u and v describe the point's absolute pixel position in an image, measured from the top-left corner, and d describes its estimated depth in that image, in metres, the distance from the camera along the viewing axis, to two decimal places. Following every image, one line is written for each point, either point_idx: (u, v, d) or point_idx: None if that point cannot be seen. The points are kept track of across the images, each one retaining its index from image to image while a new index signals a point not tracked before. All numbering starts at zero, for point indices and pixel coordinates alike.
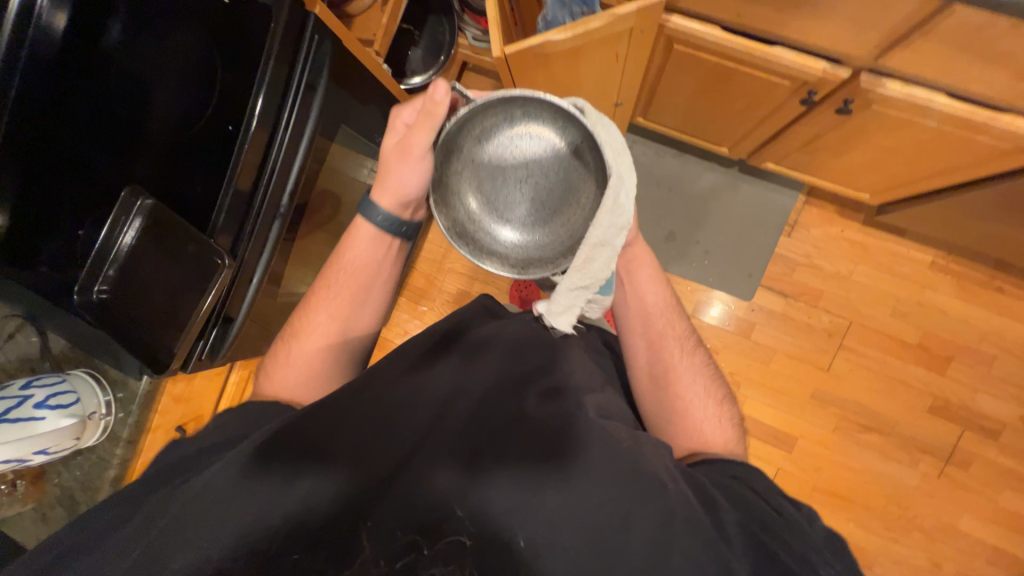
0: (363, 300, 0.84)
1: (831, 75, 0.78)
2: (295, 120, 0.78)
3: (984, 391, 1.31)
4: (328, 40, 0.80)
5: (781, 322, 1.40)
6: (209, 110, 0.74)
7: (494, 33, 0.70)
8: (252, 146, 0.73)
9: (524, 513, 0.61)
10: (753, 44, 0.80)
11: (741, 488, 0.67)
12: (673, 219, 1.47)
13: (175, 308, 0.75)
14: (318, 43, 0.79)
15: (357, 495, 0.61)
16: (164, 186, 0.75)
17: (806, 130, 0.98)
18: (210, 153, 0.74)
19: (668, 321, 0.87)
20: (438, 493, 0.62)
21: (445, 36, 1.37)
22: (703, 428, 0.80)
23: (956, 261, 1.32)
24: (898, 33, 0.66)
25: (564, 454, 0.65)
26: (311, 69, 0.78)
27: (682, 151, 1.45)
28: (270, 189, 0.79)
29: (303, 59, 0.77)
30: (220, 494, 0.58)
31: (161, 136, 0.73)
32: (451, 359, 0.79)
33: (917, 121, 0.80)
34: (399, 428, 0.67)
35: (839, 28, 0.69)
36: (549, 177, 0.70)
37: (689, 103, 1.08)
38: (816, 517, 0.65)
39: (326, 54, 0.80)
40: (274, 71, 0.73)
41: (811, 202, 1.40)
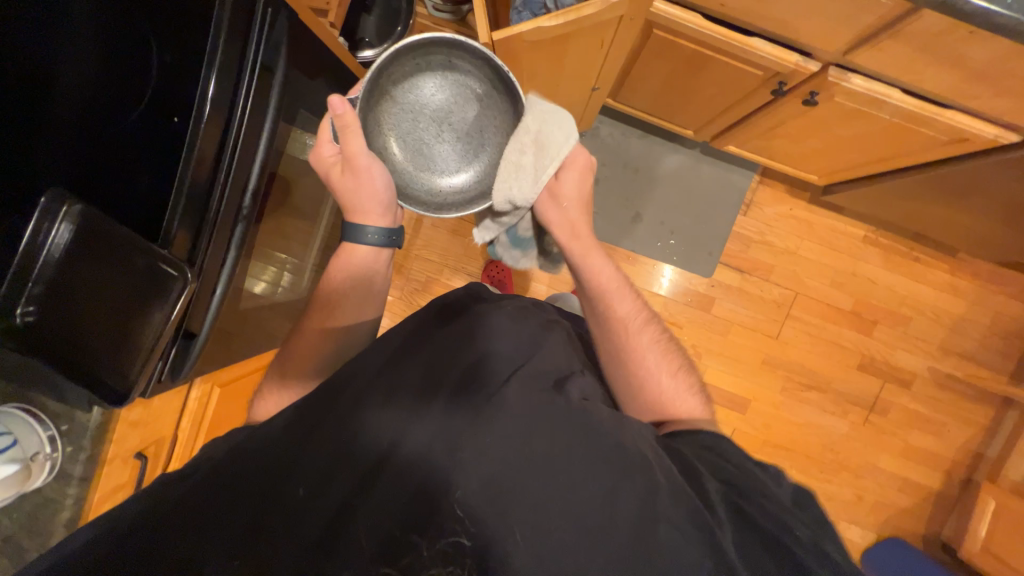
0: (356, 312, 0.82)
1: (801, 68, 0.81)
2: (252, 109, 0.68)
3: (902, 348, 1.49)
4: (283, 15, 0.71)
5: (737, 296, 1.50)
6: (147, 99, 0.63)
7: (481, 16, 0.65)
8: (204, 139, 0.64)
9: (508, 494, 0.56)
10: (733, 33, 0.80)
11: (715, 456, 0.64)
12: (639, 200, 1.50)
13: (127, 327, 0.66)
14: (273, 19, 0.69)
15: (346, 496, 0.56)
16: (100, 191, 0.65)
17: (771, 117, 1.02)
18: (152, 150, 0.64)
19: (616, 294, 0.83)
20: (418, 481, 0.57)
21: (402, 3, 1.25)
22: (664, 398, 0.76)
23: (884, 235, 1.46)
24: (869, 31, 0.69)
25: (544, 426, 0.61)
26: (267, 49, 0.68)
27: (647, 132, 1.47)
28: (228, 189, 0.69)
29: (256, 37, 0.67)
30: (205, 510, 0.54)
31: (87, 131, 0.62)
32: (438, 345, 0.74)
33: (872, 112, 0.86)
34: (374, 419, 0.63)
35: (816, 23, 0.71)
36: (450, 113, 0.82)
37: (661, 87, 1.08)
38: (789, 481, 0.63)
39: (282, 31, 0.70)
40: (224, 52, 0.63)
41: (765, 181, 1.47)
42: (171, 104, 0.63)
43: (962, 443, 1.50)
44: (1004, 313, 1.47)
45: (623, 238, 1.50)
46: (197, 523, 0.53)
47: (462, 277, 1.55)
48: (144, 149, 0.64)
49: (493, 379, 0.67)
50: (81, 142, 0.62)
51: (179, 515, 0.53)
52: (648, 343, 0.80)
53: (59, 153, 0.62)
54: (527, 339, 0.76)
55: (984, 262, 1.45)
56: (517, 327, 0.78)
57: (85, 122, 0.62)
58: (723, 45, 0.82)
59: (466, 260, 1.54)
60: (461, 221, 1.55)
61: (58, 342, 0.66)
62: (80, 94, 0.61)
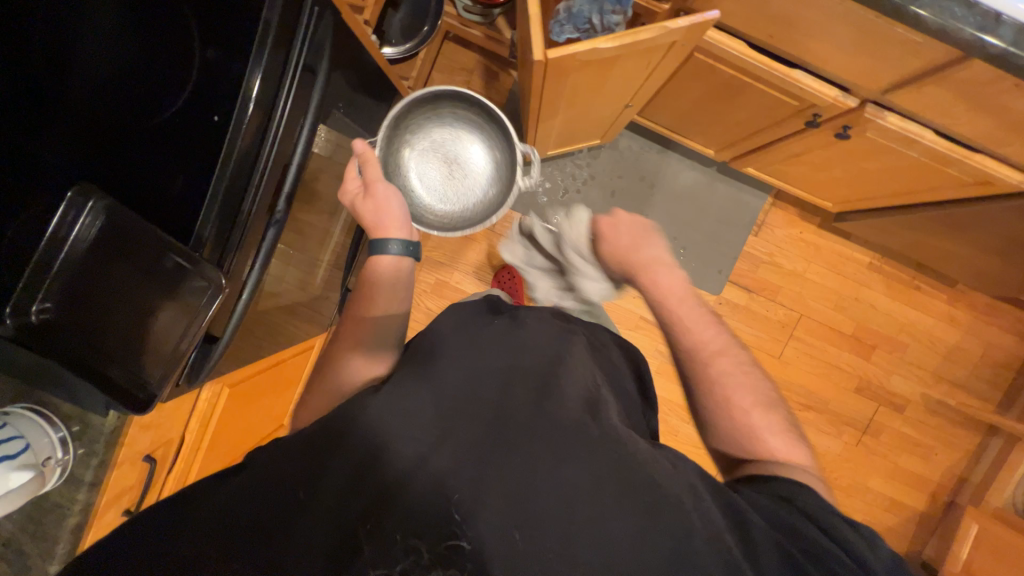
0: (379, 325, 0.81)
1: (839, 102, 0.82)
2: (291, 108, 0.64)
3: (897, 373, 1.54)
4: (330, 14, 0.68)
5: (743, 315, 1.52)
6: (188, 97, 0.61)
7: (536, 34, 0.63)
8: (244, 141, 0.61)
9: (541, 514, 0.55)
10: (776, 64, 0.80)
11: (790, 513, 0.58)
12: (654, 214, 1.50)
13: (148, 331, 0.63)
14: (319, 18, 0.66)
15: (356, 490, 0.54)
16: (132, 188, 0.62)
17: (797, 145, 1.03)
18: (190, 149, 0.61)
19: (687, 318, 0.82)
20: (447, 493, 0.55)
21: (431, 1, 1.22)
22: (751, 433, 0.71)
23: (888, 263, 1.50)
24: (912, 74, 0.70)
25: (579, 446, 0.60)
26: (312, 49, 0.65)
27: (665, 148, 1.47)
28: (260, 192, 0.64)
29: (302, 37, 0.64)
30: (228, 517, 0.52)
31: (132, 130, 0.61)
32: (476, 343, 0.73)
33: (901, 150, 0.88)
34: (402, 427, 0.59)
35: (861, 62, 0.72)
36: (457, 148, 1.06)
37: (690, 107, 1.08)
38: (880, 543, 0.56)
39: (327, 31, 0.68)
40: (272, 52, 0.60)
41: (777, 204, 1.49)
42: (207, 103, 0.61)
43: (948, 468, 1.56)
44: (995, 345, 1.52)
45: None
46: (218, 532, 0.51)
47: (471, 282, 1.53)
48: (179, 151, 0.61)
49: (523, 387, 0.67)
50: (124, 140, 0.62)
51: (202, 522, 0.51)
52: (732, 372, 0.76)
53: (104, 152, 0.62)
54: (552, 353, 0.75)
55: (980, 295, 1.50)
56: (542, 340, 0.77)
57: (131, 123, 0.61)
58: (764, 72, 0.82)
59: (477, 264, 1.52)
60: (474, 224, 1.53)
61: (79, 347, 0.63)
62: (133, 97, 0.61)
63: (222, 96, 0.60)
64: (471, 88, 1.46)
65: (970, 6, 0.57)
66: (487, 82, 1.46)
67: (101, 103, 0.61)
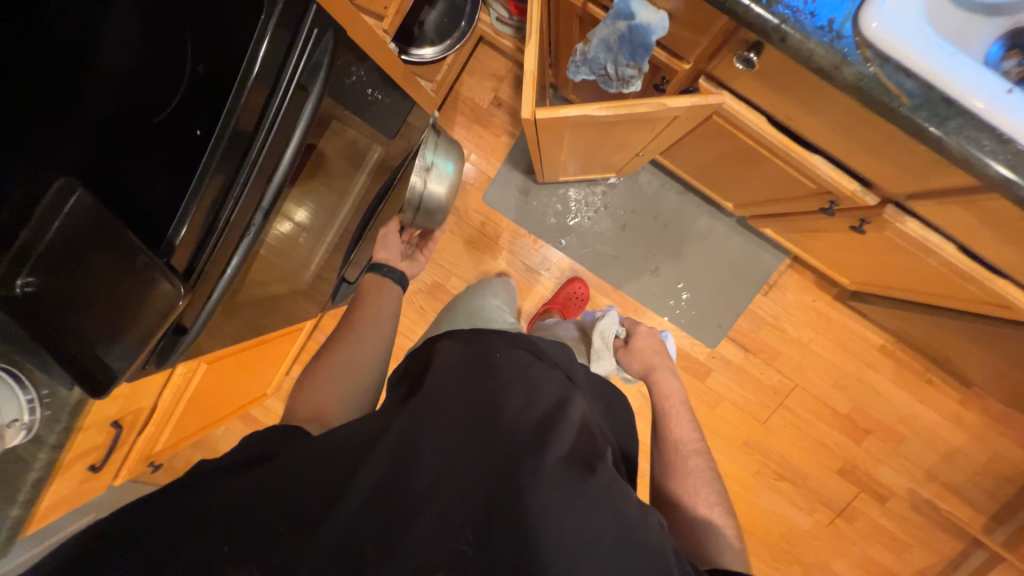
0: (373, 325, 1.04)
1: (857, 197, 0.75)
2: (278, 127, 0.66)
3: (887, 464, 1.46)
4: (329, 34, 0.68)
5: (734, 373, 1.47)
6: (176, 106, 0.63)
7: (527, 92, 0.61)
8: (229, 152, 0.63)
9: (553, 548, 0.56)
10: (793, 146, 0.74)
11: None
12: (661, 255, 1.46)
13: (117, 319, 0.65)
14: (317, 40, 0.67)
15: (369, 490, 0.58)
16: (112, 186, 0.64)
17: (814, 223, 0.97)
18: (173, 156, 0.63)
19: (677, 416, 0.88)
20: (463, 515, 0.58)
21: (467, 5, 1.18)
22: (700, 529, 0.72)
23: (902, 349, 1.41)
24: (938, 189, 0.64)
25: (587, 491, 0.61)
26: (306, 70, 0.66)
27: (686, 190, 1.42)
28: (241, 201, 0.66)
29: (296, 58, 0.65)
30: (213, 523, 0.55)
31: (117, 129, 0.62)
32: (495, 368, 0.77)
33: (919, 256, 0.81)
34: (421, 444, 0.63)
35: (882, 166, 0.66)
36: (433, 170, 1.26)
37: (709, 163, 1.02)
38: None
39: (325, 52, 0.68)
40: (258, 74, 0.62)
41: (794, 266, 1.42)
42: (194, 115, 0.63)
43: (921, 569, 1.48)
44: (1002, 456, 1.41)
45: (635, 289, 1.48)
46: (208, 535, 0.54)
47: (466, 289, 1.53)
48: (164, 156, 0.63)
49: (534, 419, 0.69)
50: (107, 139, 0.62)
51: (188, 519, 0.55)
52: (700, 470, 0.79)
53: (82, 145, 0.62)
54: (562, 391, 0.76)
55: (997, 401, 1.39)
56: (550, 376, 0.79)
57: (115, 122, 0.62)
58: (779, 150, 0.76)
59: (474, 273, 1.52)
60: (479, 232, 1.51)
61: (65, 322, 0.66)
62: (118, 95, 0.62)
63: (210, 113, 0.62)
64: (498, 97, 1.43)
65: (1003, 142, 0.50)
66: (514, 93, 1.43)
67: (87, 97, 0.61)
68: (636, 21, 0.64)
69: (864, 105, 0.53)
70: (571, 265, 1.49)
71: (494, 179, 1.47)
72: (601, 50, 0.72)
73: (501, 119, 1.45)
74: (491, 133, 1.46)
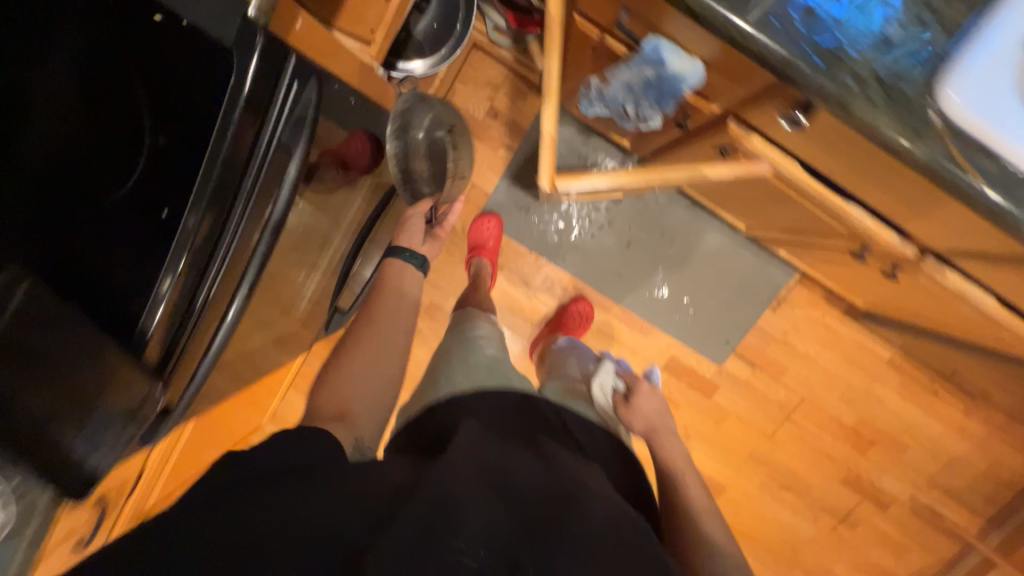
0: (393, 316, 0.92)
1: (895, 247, 0.70)
2: (258, 198, 0.57)
3: (890, 473, 1.47)
4: (314, 85, 0.60)
5: (741, 388, 1.46)
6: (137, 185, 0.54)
7: (545, 161, 0.54)
8: (204, 232, 0.54)
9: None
10: (832, 194, 0.67)
11: None
12: (668, 272, 1.40)
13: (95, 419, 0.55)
14: (299, 92, 0.58)
15: (398, 509, 0.49)
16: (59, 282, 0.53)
17: (838, 257, 0.92)
18: (139, 241, 0.54)
19: (686, 474, 0.85)
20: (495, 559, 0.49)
21: (460, 14, 1.06)
22: None
23: (909, 362, 1.39)
24: (992, 252, 0.59)
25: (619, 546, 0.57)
26: (288, 126, 0.57)
27: (694, 205, 1.35)
28: (220, 283, 0.58)
29: (278, 116, 0.56)
30: (245, 532, 0.46)
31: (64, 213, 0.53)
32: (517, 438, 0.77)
33: (954, 302, 0.76)
34: (458, 472, 0.57)
35: (932, 224, 0.60)
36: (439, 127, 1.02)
37: (727, 191, 0.95)
38: None
39: (310, 104, 0.60)
40: (233, 140, 0.53)
41: (804, 281, 1.38)
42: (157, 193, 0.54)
43: (919, 570, 1.52)
44: (1002, 462, 1.43)
45: (641, 308, 1.43)
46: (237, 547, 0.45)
47: None
48: (124, 241, 0.55)
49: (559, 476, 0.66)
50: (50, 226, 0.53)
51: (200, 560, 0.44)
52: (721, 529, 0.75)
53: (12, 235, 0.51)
54: (581, 460, 0.76)
55: (999, 412, 1.39)
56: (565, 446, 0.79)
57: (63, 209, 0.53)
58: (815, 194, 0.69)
59: None
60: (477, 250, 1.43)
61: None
62: (61, 176, 0.53)
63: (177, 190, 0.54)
64: (494, 106, 1.33)
65: None
66: (512, 102, 1.33)
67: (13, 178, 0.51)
68: (667, 69, 0.56)
69: (935, 183, 0.47)
70: (574, 283, 1.43)
71: (493, 194, 1.39)
72: (621, 90, 0.65)
73: (497, 131, 1.35)
74: (487, 145, 1.36)
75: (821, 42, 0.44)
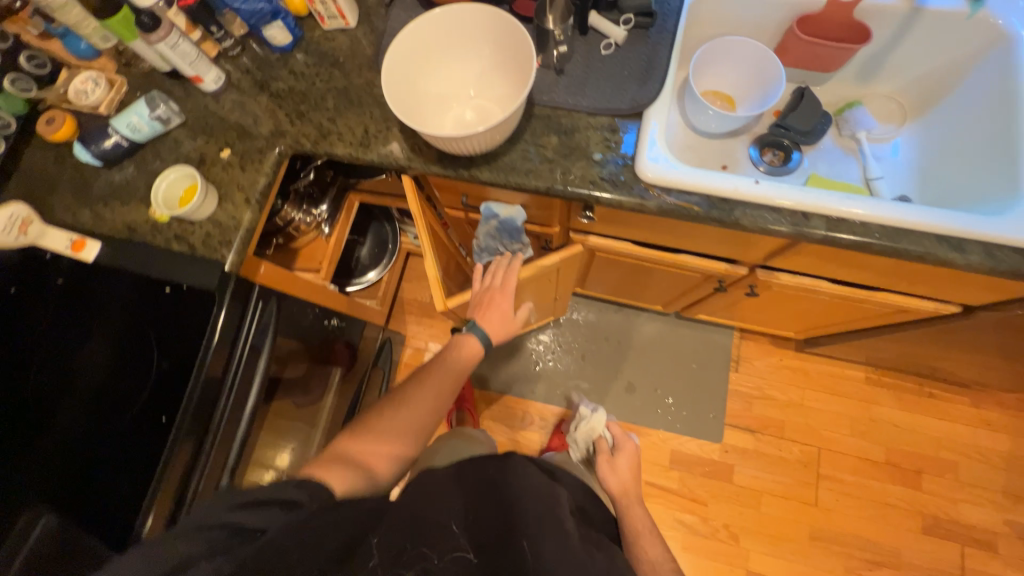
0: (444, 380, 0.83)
1: (732, 271, 0.90)
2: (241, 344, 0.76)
3: (962, 500, 1.32)
4: (273, 299, 0.83)
5: (756, 459, 1.40)
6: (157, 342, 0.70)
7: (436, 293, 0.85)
8: (201, 384, 0.70)
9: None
10: (661, 253, 0.91)
11: None
12: (630, 371, 1.51)
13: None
14: (264, 306, 0.81)
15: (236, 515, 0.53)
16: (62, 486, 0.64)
17: (724, 299, 1.09)
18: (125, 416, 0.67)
19: (632, 506, 0.90)
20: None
21: (389, 236, 1.44)
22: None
23: (888, 375, 1.43)
24: (776, 247, 0.78)
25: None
26: (256, 331, 0.78)
27: (622, 306, 1.56)
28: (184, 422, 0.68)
29: (249, 322, 0.78)
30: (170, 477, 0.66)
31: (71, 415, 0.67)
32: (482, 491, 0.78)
33: (810, 296, 0.93)
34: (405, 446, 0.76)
35: (726, 244, 0.82)
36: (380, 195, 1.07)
37: (616, 284, 1.18)
38: None
39: (271, 313, 0.81)
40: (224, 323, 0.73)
41: (747, 335, 1.50)
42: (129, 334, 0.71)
43: None
44: None
45: (621, 413, 1.48)
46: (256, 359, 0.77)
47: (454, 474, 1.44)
48: (105, 371, 0.69)
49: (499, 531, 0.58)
50: (57, 444, 0.66)
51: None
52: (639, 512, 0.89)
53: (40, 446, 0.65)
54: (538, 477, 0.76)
55: (1004, 394, 1.37)
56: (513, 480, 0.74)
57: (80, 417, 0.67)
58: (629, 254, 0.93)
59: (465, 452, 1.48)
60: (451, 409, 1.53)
61: None
62: (85, 351, 0.69)
63: (136, 298, 0.73)
64: None
65: (777, 212, 0.67)
66: None
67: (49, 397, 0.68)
68: (501, 217, 0.85)
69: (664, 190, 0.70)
70: (553, 411, 1.50)
71: None
72: (489, 240, 0.92)
73: None
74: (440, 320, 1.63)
75: (598, 156, 0.72)
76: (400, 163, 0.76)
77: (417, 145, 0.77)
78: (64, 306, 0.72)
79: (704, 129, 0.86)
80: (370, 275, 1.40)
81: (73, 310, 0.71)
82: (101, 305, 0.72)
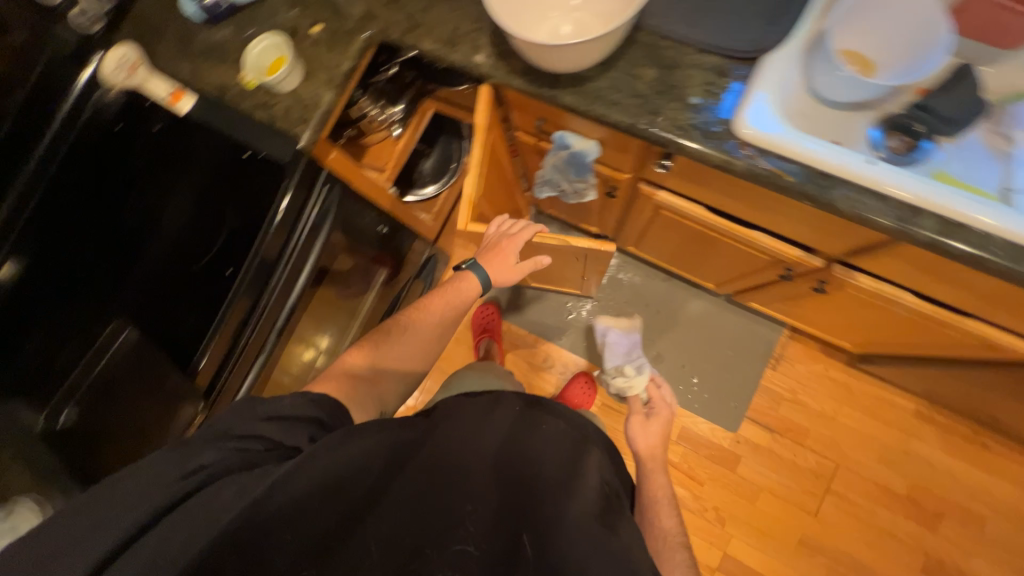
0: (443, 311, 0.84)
1: (806, 261, 0.82)
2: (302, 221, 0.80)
3: (977, 554, 1.25)
4: (337, 188, 0.86)
5: (767, 458, 1.37)
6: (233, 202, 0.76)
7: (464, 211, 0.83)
8: (264, 252, 0.74)
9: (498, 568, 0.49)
10: (732, 225, 0.84)
11: None
12: (663, 342, 1.48)
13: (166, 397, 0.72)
14: (328, 191, 0.84)
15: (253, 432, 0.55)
16: (147, 310, 0.75)
17: (785, 290, 1.02)
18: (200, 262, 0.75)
19: (654, 472, 0.86)
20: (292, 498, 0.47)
21: (456, 153, 1.43)
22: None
23: (941, 413, 1.32)
24: (868, 242, 0.70)
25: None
26: (318, 213, 0.82)
27: (672, 277, 1.51)
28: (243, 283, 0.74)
29: (312, 204, 0.81)
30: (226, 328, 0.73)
31: (159, 251, 0.77)
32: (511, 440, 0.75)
33: (885, 307, 0.85)
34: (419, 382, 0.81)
35: (810, 228, 0.74)
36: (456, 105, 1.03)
37: (674, 250, 1.12)
38: None
39: (334, 200, 0.85)
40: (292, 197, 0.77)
41: (796, 336, 1.42)
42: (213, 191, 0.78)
43: None
44: None
45: None
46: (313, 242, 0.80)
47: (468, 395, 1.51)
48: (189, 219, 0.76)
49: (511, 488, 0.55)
50: (147, 271, 0.76)
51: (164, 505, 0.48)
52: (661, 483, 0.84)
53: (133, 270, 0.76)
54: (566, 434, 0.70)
55: None
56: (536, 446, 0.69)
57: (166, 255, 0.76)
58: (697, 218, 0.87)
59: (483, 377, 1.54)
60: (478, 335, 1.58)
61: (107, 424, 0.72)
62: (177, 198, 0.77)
63: (221, 158, 0.78)
64: None
65: (884, 200, 0.59)
66: None
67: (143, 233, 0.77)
68: (572, 148, 0.82)
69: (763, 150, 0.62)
70: (575, 361, 1.52)
71: None
72: (553, 173, 0.92)
73: None
74: None
75: (696, 100, 0.65)
76: (484, 68, 0.73)
77: (505, 53, 0.72)
78: (163, 153, 0.79)
79: (828, 94, 0.75)
80: (429, 189, 1.41)
81: (168, 157, 0.78)
82: (193, 158, 0.79)
